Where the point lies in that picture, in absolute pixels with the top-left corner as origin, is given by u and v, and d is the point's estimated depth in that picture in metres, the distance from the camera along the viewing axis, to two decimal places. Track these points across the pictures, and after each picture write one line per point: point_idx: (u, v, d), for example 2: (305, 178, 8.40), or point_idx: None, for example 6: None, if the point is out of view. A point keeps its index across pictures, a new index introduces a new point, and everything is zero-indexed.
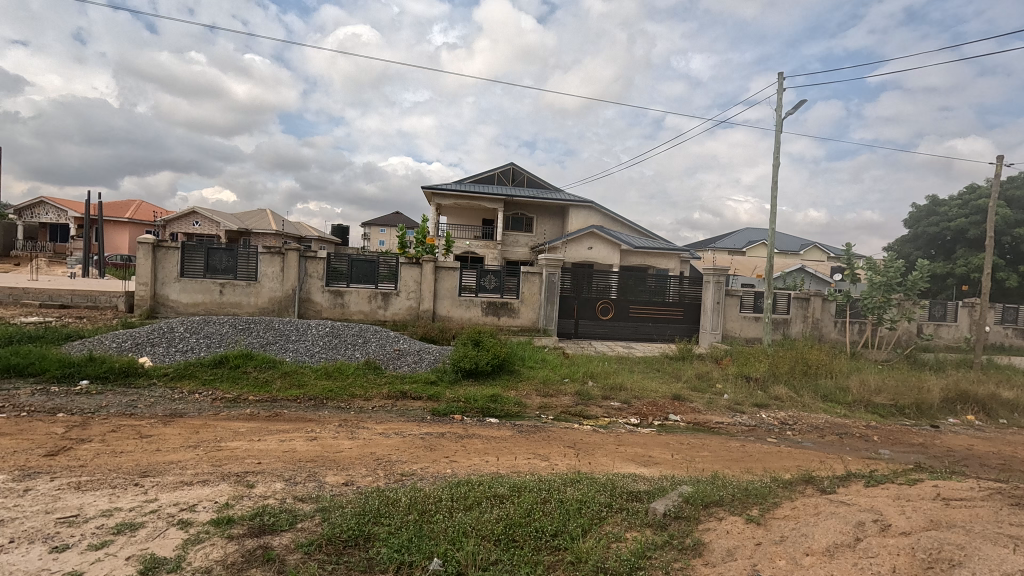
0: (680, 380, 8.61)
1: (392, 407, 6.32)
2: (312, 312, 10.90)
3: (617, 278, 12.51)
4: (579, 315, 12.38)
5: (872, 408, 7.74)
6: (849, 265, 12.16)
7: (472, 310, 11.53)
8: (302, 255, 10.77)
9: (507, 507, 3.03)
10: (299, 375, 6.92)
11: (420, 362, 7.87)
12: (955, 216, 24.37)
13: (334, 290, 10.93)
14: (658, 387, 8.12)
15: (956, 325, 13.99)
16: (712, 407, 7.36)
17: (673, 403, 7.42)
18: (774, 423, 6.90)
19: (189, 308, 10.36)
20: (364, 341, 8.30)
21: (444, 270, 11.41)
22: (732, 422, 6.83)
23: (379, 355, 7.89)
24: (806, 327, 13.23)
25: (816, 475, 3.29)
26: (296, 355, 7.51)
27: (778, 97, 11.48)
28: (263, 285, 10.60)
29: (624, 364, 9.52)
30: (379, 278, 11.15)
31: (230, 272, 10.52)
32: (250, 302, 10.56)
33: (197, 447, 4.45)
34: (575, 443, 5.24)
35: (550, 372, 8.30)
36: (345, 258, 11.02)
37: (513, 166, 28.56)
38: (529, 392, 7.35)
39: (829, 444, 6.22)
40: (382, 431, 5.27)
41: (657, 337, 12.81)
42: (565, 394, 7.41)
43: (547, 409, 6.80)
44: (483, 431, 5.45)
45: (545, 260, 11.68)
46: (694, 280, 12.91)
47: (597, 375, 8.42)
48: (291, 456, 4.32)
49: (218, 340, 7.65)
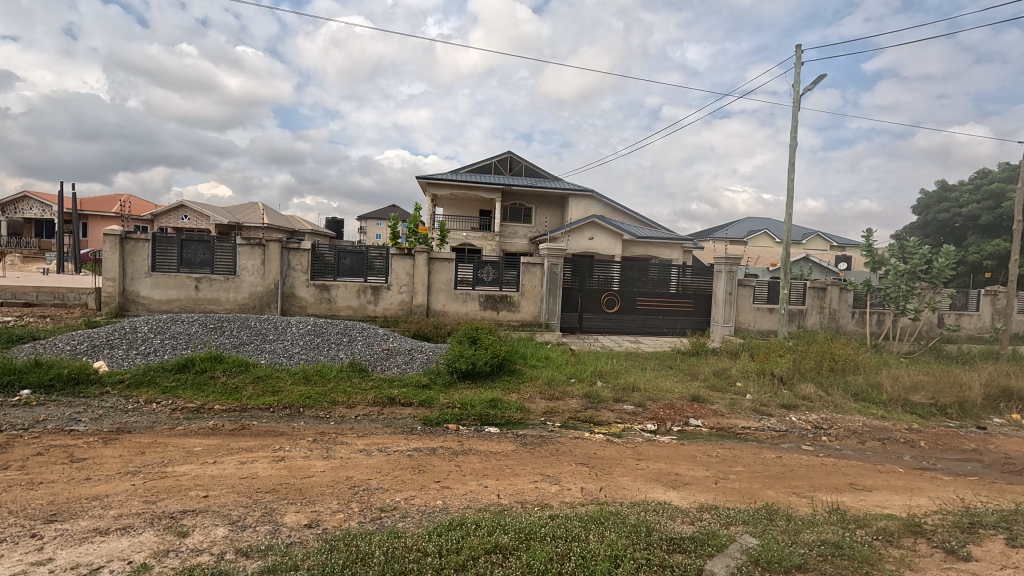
0: (697, 378, 7.88)
1: (378, 416, 5.58)
2: (297, 309, 10.12)
3: (624, 269, 11.76)
4: (584, 308, 11.63)
5: (910, 408, 7.04)
6: (869, 252, 11.46)
7: (469, 304, 10.77)
8: (285, 246, 9.97)
9: (514, 567, 2.30)
10: (273, 380, 6.15)
11: (410, 363, 7.10)
12: (966, 203, 23.67)
13: (320, 284, 10.15)
14: (674, 386, 7.39)
15: (978, 315, 13.26)
16: (736, 409, 6.63)
17: (692, 405, 6.69)
18: (808, 428, 6.18)
19: (162, 305, 9.56)
20: (349, 341, 7.51)
21: (438, 262, 10.65)
22: (760, 427, 6.12)
23: (365, 356, 7.11)
24: (823, 318, 12.50)
25: (918, 527, 2.58)
26: (272, 357, 6.73)
27: (795, 71, 10.68)
28: (243, 279, 9.80)
29: (634, 362, 8.79)
30: (369, 271, 10.37)
31: (206, 266, 9.72)
32: (229, 298, 9.76)
33: (135, 474, 3.68)
34: (590, 459, 4.51)
35: (555, 372, 7.56)
36: (331, 249, 10.23)
37: (510, 155, 27.72)
38: (533, 395, 6.62)
39: (872, 452, 5.50)
40: (363, 447, 4.51)
41: (666, 331, 12.08)
42: (572, 396, 6.68)
43: (553, 415, 6.07)
44: (482, 445, 4.69)
45: (547, 250, 10.91)
46: (705, 270, 12.18)
47: (606, 374, 7.69)
48: (249, 485, 3.56)
49: (186, 340, 6.87)
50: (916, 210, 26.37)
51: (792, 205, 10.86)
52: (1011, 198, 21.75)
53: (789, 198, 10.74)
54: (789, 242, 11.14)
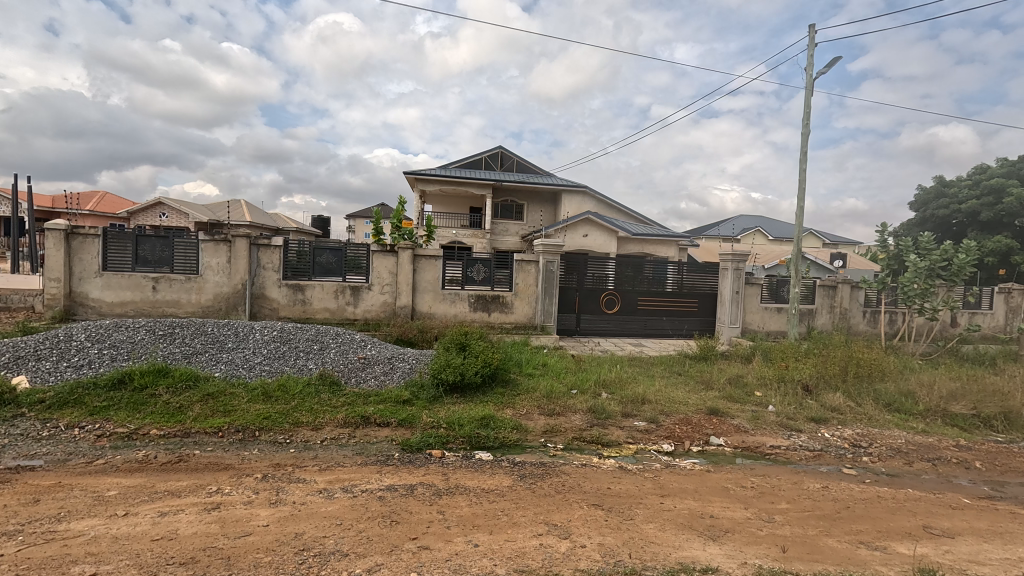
0: (711, 388, 7.10)
1: (349, 441, 4.71)
2: (268, 311, 9.19)
3: (623, 267, 10.97)
4: (581, 309, 10.82)
5: (950, 420, 6.31)
6: (884, 248, 10.76)
7: (457, 306, 9.91)
8: (253, 243, 9.03)
9: None
10: (226, 397, 5.22)
11: (390, 374, 6.22)
12: (965, 198, 23.25)
13: (293, 284, 9.23)
14: (687, 398, 6.60)
15: (992, 313, 12.53)
16: (760, 424, 5.85)
17: (710, 420, 5.90)
18: (845, 447, 5.41)
19: (115, 308, 8.59)
20: (321, 349, 6.60)
21: (424, 259, 9.77)
22: (792, 446, 5.35)
23: (337, 367, 6.21)
24: (833, 318, 11.78)
25: None
26: (229, 370, 5.79)
27: (809, 53, 9.92)
28: (206, 279, 8.85)
29: (639, 369, 8.00)
30: (348, 270, 9.48)
31: (165, 264, 8.75)
32: (191, 300, 8.81)
33: (10, 538, 2.77)
34: (604, 498, 3.69)
35: (554, 382, 6.73)
36: (306, 246, 9.31)
37: (502, 150, 26.90)
38: (529, 411, 5.78)
39: (926, 478, 4.74)
40: (323, 487, 3.63)
41: (671, 332, 11.35)
42: (575, 411, 5.86)
43: (555, 435, 5.24)
44: (471, 481, 3.85)
45: (541, 247, 10.08)
46: (710, 268, 11.44)
47: (611, 383, 6.88)
48: (161, 552, 2.66)
49: (128, 350, 5.90)
50: (914, 206, 25.94)
51: (804, 198, 10.15)
52: (1012, 193, 21.36)
53: (801, 190, 10.03)
54: (800, 237, 10.42)
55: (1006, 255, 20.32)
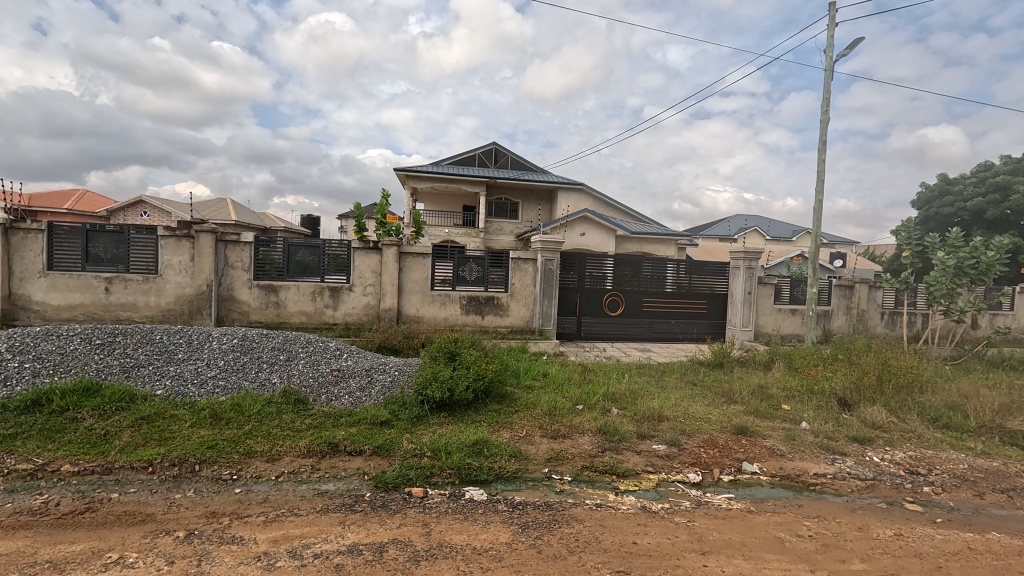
0: (733, 401, 6.32)
1: (310, 478, 3.85)
2: (237, 315, 8.29)
3: (627, 266, 10.16)
4: (583, 311, 10.00)
5: (1009, 439, 5.53)
6: (908, 244, 9.98)
7: (447, 308, 9.04)
8: (219, 239, 8.12)
9: None
10: (166, 421, 4.33)
11: (367, 390, 5.35)
12: (970, 196, 22.67)
13: (265, 285, 8.33)
14: (709, 414, 5.80)
15: (1015, 315, 11.80)
16: (797, 446, 5.05)
17: (740, 442, 5.08)
18: (901, 474, 4.61)
19: (63, 312, 7.66)
20: (288, 359, 5.72)
21: (411, 258, 8.91)
22: (839, 474, 4.54)
23: (305, 381, 5.32)
24: (850, 321, 11.03)
25: None
26: (174, 386, 4.89)
27: (829, 35, 9.16)
28: (166, 279, 7.93)
29: (649, 379, 7.18)
30: (326, 270, 8.59)
31: (120, 263, 7.83)
32: (150, 303, 7.90)
33: None
34: (630, 561, 2.84)
35: (556, 396, 5.89)
36: (280, 243, 8.41)
37: (496, 147, 26.07)
38: (530, 433, 4.93)
39: (1008, 516, 3.94)
40: (264, 551, 2.76)
41: (680, 336, 10.58)
42: (582, 433, 5.03)
43: (560, 465, 4.40)
44: (458, 537, 3.00)
45: (540, 244, 9.24)
46: (719, 267, 10.66)
47: (621, 397, 6.07)
48: None
49: (55, 362, 4.98)
50: (918, 205, 25.36)
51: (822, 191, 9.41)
52: (1019, 190, 20.82)
53: (819, 182, 9.30)
54: (818, 233, 9.67)
55: (1014, 254, 19.76)
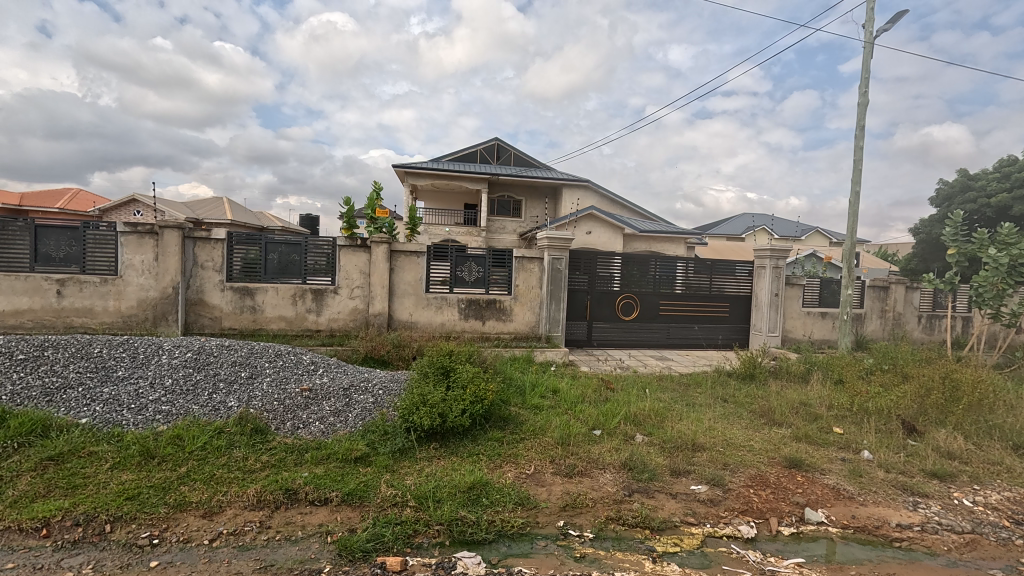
0: (775, 422, 5.43)
1: (255, 543, 2.93)
2: (208, 321, 7.41)
3: (641, 265, 9.24)
4: (593, 315, 9.09)
5: None
6: (954, 241, 9.07)
7: (444, 313, 8.13)
8: (187, 235, 7.23)
9: None
10: (80, 462, 3.43)
11: (342, 415, 4.44)
12: (994, 191, 21.64)
13: (240, 288, 7.45)
14: (750, 440, 4.90)
15: None
16: (866, 485, 4.12)
17: (795, 479, 4.16)
18: (1006, 525, 3.66)
19: (10, 319, 6.79)
20: (250, 378, 4.81)
21: (403, 257, 8.00)
22: (929, 526, 3.61)
23: (267, 405, 4.42)
24: (885, 325, 10.10)
25: None
26: (103, 413, 3.99)
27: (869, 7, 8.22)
28: (126, 281, 7.05)
29: (673, 395, 6.28)
30: (308, 270, 7.69)
31: (74, 263, 6.96)
32: (108, 307, 7.02)
33: None
34: None
35: (569, 419, 4.98)
36: (256, 240, 7.51)
37: (498, 142, 25.19)
38: (539, 469, 4.03)
39: None
40: None
41: (703, 343, 9.69)
42: (603, 469, 4.11)
43: (579, 515, 3.49)
44: None
45: (546, 241, 8.33)
46: (743, 266, 9.74)
47: (646, 418, 5.17)
48: None
49: None
50: (937, 201, 24.34)
51: (859, 182, 8.49)
52: None
53: (855, 172, 8.39)
54: (854, 229, 8.74)
55: None
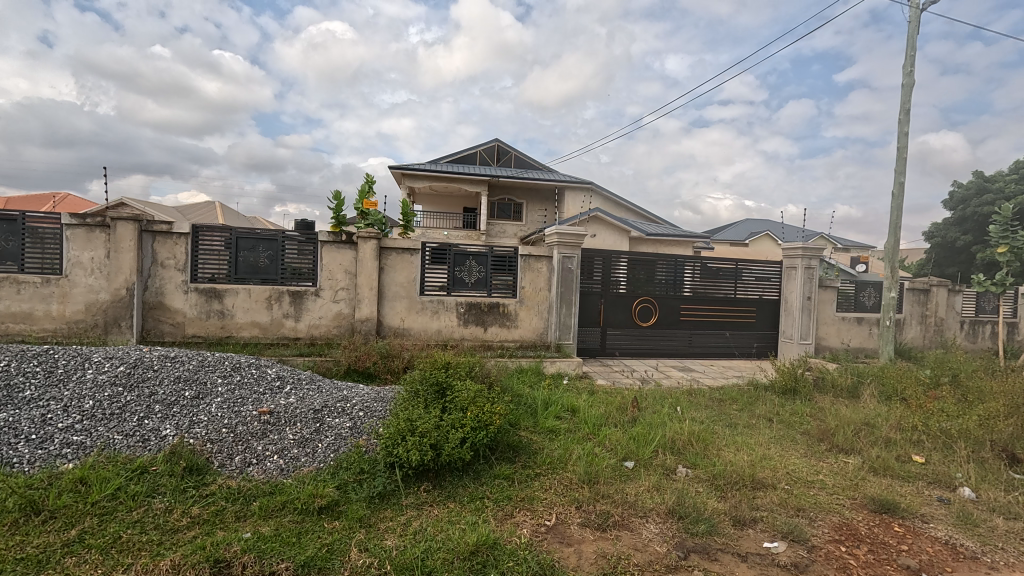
0: (839, 447, 4.50)
1: None
2: (169, 328, 6.46)
3: (659, 266, 8.34)
4: (609, 321, 8.17)
5: None
6: (1005, 238, 8.22)
7: (440, 318, 7.19)
8: (145, 229, 6.29)
9: None
10: None
11: (308, 447, 3.48)
12: (1014, 193, 20.74)
13: (206, 289, 6.50)
14: (817, 472, 3.97)
15: None
16: (987, 539, 3.16)
17: (892, 531, 3.22)
18: None
19: None
20: (196, 399, 3.85)
21: (395, 256, 7.07)
22: None
23: (212, 434, 3.45)
24: (926, 331, 9.18)
25: None
26: None
27: None
28: (72, 281, 6.11)
29: (709, 412, 5.38)
30: (285, 270, 6.74)
31: (11, 260, 6.01)
32: (51, 312, 6.07)
33: None
34: None
35: (592, 447, 4.05)
36: (225, 236, 6.57)
37: (497, 144, 24.36)
38: (563, 520, 3.07)
39: None
40: None
41: (736, 351, 8.79)
42: (645, 518, 3.15)
43: None
44: None
45: (555, 238, 7.42)
46: (771, 267, 8.84)
47: (686, 443, 4.24)
48: None
49: None
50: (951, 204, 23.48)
51: (904, 172, 7.61)
52: None
53: (900, 160, 7.50)
54: (898, 225, 7.84)
55: None
